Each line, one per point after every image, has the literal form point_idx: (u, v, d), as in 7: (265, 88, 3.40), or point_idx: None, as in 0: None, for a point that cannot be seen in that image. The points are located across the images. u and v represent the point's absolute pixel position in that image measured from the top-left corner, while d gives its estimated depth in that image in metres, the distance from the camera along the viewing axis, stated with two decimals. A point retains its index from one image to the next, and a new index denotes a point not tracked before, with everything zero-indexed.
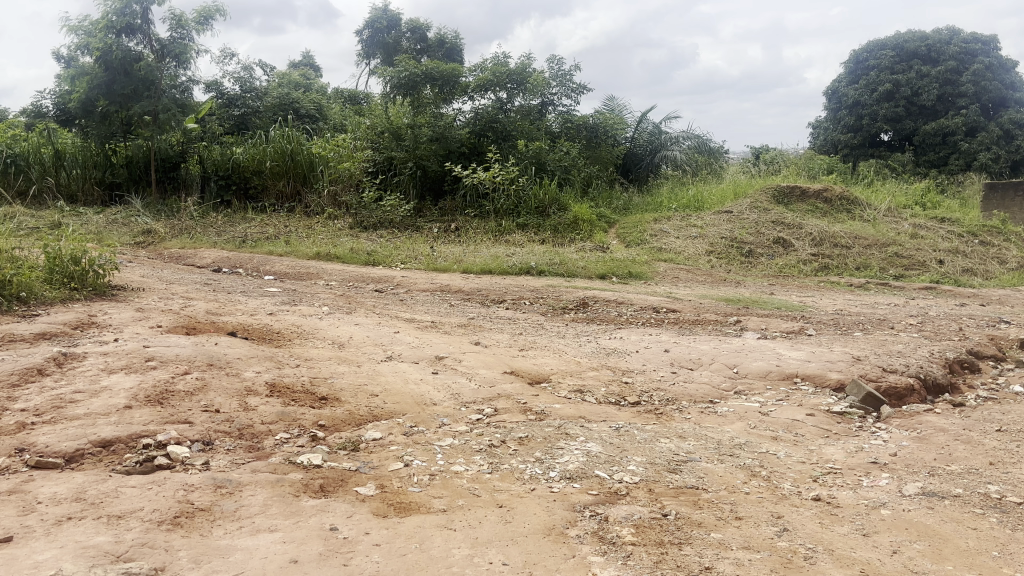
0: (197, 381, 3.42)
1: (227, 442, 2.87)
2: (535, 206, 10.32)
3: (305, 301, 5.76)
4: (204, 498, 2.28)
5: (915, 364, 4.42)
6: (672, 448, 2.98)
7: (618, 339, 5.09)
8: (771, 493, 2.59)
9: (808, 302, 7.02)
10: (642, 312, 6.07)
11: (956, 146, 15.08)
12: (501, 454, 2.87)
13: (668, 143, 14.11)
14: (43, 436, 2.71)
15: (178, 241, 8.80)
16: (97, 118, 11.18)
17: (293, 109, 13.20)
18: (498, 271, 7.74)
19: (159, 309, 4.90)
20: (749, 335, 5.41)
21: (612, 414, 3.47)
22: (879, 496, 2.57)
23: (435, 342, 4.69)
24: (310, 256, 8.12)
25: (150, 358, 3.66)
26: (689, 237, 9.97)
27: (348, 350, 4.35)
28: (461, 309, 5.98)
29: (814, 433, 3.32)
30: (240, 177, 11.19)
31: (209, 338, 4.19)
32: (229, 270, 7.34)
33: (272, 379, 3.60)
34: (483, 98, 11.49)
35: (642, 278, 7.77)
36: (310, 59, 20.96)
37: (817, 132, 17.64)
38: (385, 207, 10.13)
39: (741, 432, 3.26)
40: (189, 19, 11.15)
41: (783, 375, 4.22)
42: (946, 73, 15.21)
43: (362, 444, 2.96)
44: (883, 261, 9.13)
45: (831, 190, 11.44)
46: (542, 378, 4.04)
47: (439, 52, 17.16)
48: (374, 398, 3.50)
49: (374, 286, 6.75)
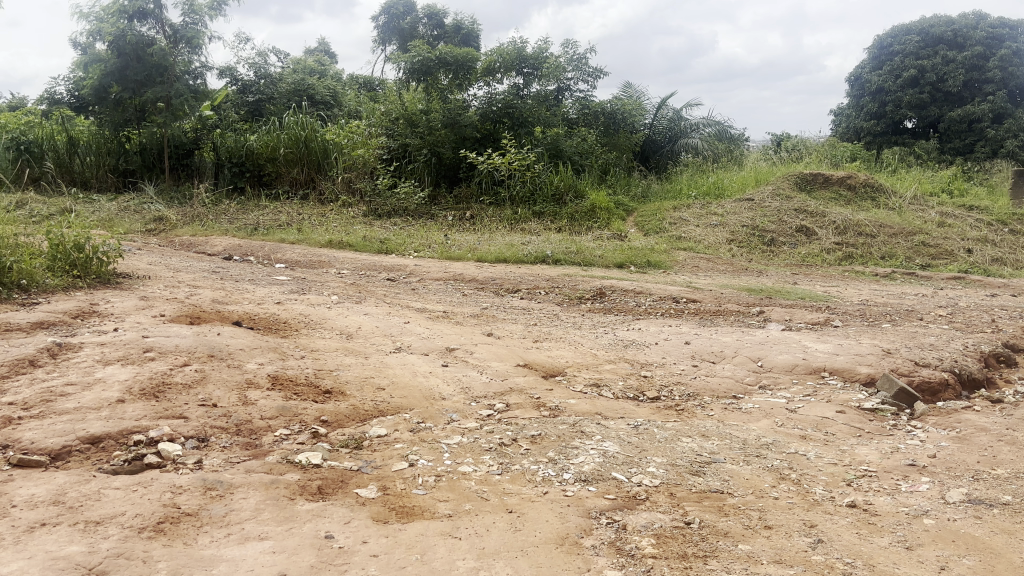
0: (196, 373, 3.28)
1: (223, 439, 2.73)
2: (552, 194, 10.13)
3: (314, 290, 5.60)
4: (193, 501, 2.13)
5: (949, 358, 4.23)
6: (695, 448, 2.79)
7: (637, 330, 4.90)
8: (802, 499, 2.40)
9: (832, 292, 6.80)
10: (661, 302, 5.89)
11: (982, 133, 14.70)
12: (512, 454, 2.68)
13: (688, 130, 13.92)
14: (28, 432, 2.57)
15: (190, 228, 8.70)
16: (110, 105, 11.05)
17: (308, 95, 13.10)
18: (513, 260, 7.56)
19: (163, 298, 4.76)
20: (772, 326, 5.21)
21: (630, 410, 3.29)
22: (921, 503, 2.37)
23: (446, 332, 4.51)
24: (322, 244, 7.99)
25: (149, 349, 3.52)
26: (708, 225, 9.75)
27: (355, 342, 4.19)
28: (475, 298, 5.81)
29: (846, 432, 3.12)
30: (254, 164, 11.06)
31: (212, 328, 4.04)
32: (240, 257, 7.21)
33: (274, 371, 3.46)
34: (499, 83, 11.28)
35: (661, 267, 7.58)
36: (326, 46, 20.76)
37: (839, 119, 17.32)
38: (400, 195, 9.95)
39: (768, 431, 3.06)
40: (202, 4, 11.14)
41: (810, 369, 4.03)
42: (972, 58, 14.81)
43: (365, 442, 2.80)
44: (909, 251, 8.87)
45: (855, 177, 11.16)
46: (556, 371, 3.87)
47: (455, 38, 17.00)
48: (381, 392, 3.33)
49: (385, 274, 6.61)
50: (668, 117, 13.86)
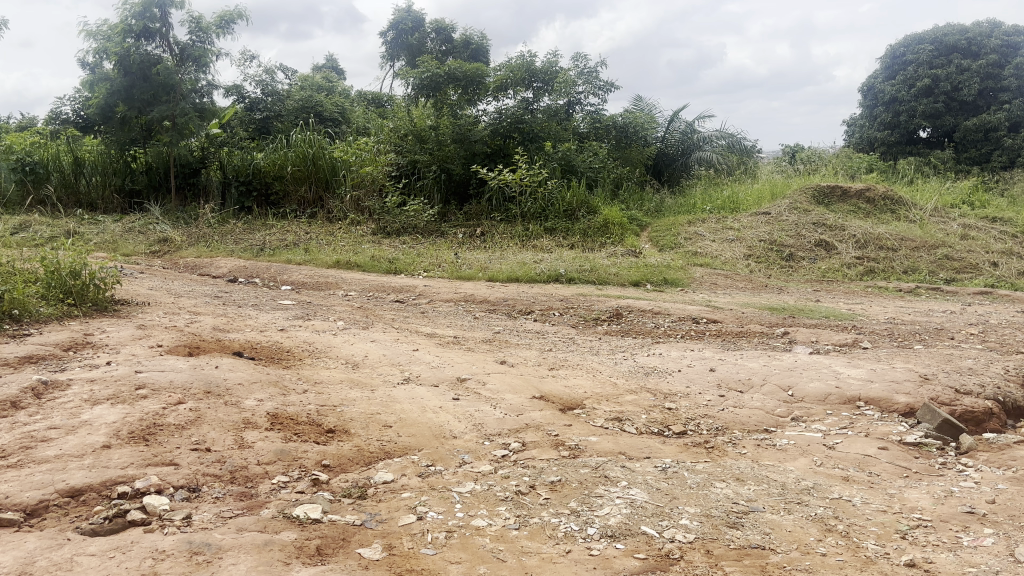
0: (190, 412, 3.06)
1: (216, 489, 2.51)
2: (564, 209, 9.91)
3: (319, 314, 5.39)
4: (176, 570, 1.91)
5: (991, 384, 3.97)
6: (729, 494, 2.56)
7: (658, 355, 4.66)
8: (853, 556, 2.17)
9: (857, 309, 6.54)
10: (681, 322, 5.66)
11: (999, 142, 14.42)
12: (531, 505, 2.45)
13: (701, 142, 13.70)
14: (2, 484, 2.36)
15: (195, 250, 8.53)
16: (116, 124, 10.94)
17: (316, 112, 12.95)
18: (525, 278, 7.34)
19: (162, 326, 4.56)
20: (799, 349, 4.96)
21: (656, 448, 3.05)
22: (987, 562, 2.12)
23: (456, 360, 4.29)
24: (330, 264, 7.79)
25: (141, 386, 3.31)
26: (725, 240, 9.51)
27: (361, 372, 3.97)
28: (486, 322, 5.58)
29: (891, 472, 2.87)
30: (262, 183, 10.88)
31: (210, 360, 3.83)
32: (245, 280, 7.03)
33: (274, 409, 3.24)
34: (507, 98, 11.11)
35: (678, 285, 7.34)
36: (334, 63, 20.67)
37: (852, 130, 17.05)
38: (409, 212, 9.74)
39: (807, 472, 2.82)
40: (209, 23, 11.05)
41: (845, 399, 3.78)
42: (987, 67, 14.56)
43: (370, 491, 2.58)
44: (933, 264, 8.60)
45: (873, 189, 10.87)
46: (574, 404, 3.63)
47: (464, 54, 16.86)
48: (388, 431, 3.11)
49: (393, 296, 6.40)
50: (680, 129, 13.64)
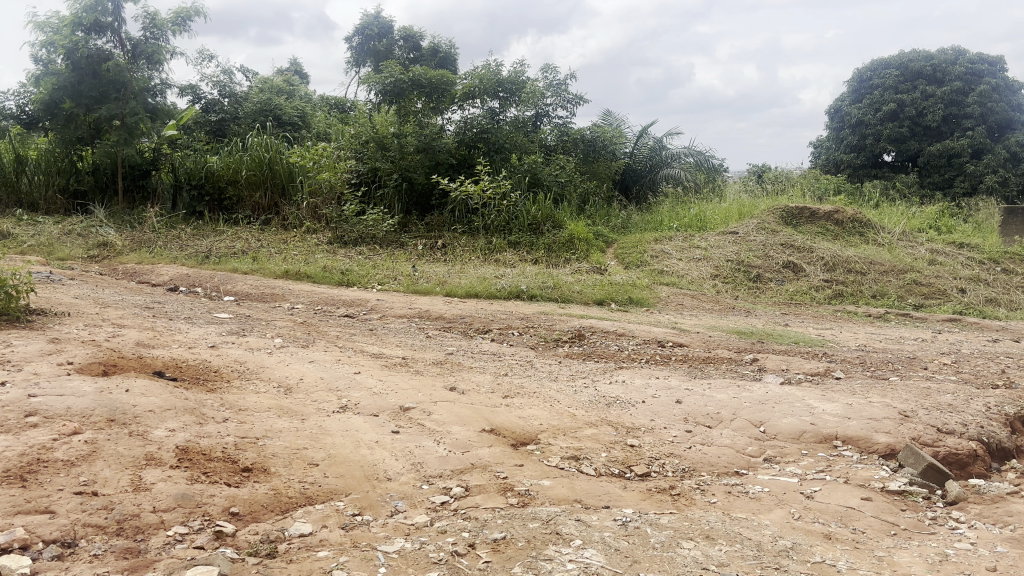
0: (85, 445, 2.65)
1: (96, 543, 2.12)
2: (528, 223, 9.60)
3: (257, 330, 4.97)
4: None
5: (974, 423, 3.69)
6: (698, 558, 2.22)
7: (621, 382, 4.33)
8: None
9: (827, 335, 6.28)
10: (645, 346, 5.34)
11: (962, 168, 14.40)
12: (467, 569, 2.09)
13: (669, 159, 13.49)
14: None
15: (136, 255, 8.06)
16: (62, 121, 10.36)
17: (274, 115, 12.49)
18: (484, 294, 6.99)
19: (77, 340, 4.12)
20: (770, 378, 4.67)
21: (616, 495, 2.71)
22: None
23: (401, 385, 3.91)
24: (277, 275, 7.38)
25: (31, 413, 2.88)
26: (692, 258, 9.26)
27: (294, 397, 3.58)
28: (438, 341, 5.21)
29: (877, 528, 2.57)
30: (214, 187, 10.40)
31: (122, 381, 3.41)
32: (186, 289, 6.59)
33: (185, 442, 2.83)
34: (472, 106, 10.78)
35: (643, 305, 7.05)
36: (299, 68, 20.22)
37: (818, 151, 17.02)
38: (367, 222, 9.31)
39: (784, 528, 2.50)
40: (165, 19, 10.60)
41: (820, 437, 3.48)
42: (951, 94, 14.55)
43: (282, 547, 2.21)
44: (901, 289, 8.43)
45: (842, 211, 10.73)
46: (527, 439, 3.28)
47: (432, 62, 16.51)
48: (314, 470, 2.73)
49: (343, 310, 6.01)
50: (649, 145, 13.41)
